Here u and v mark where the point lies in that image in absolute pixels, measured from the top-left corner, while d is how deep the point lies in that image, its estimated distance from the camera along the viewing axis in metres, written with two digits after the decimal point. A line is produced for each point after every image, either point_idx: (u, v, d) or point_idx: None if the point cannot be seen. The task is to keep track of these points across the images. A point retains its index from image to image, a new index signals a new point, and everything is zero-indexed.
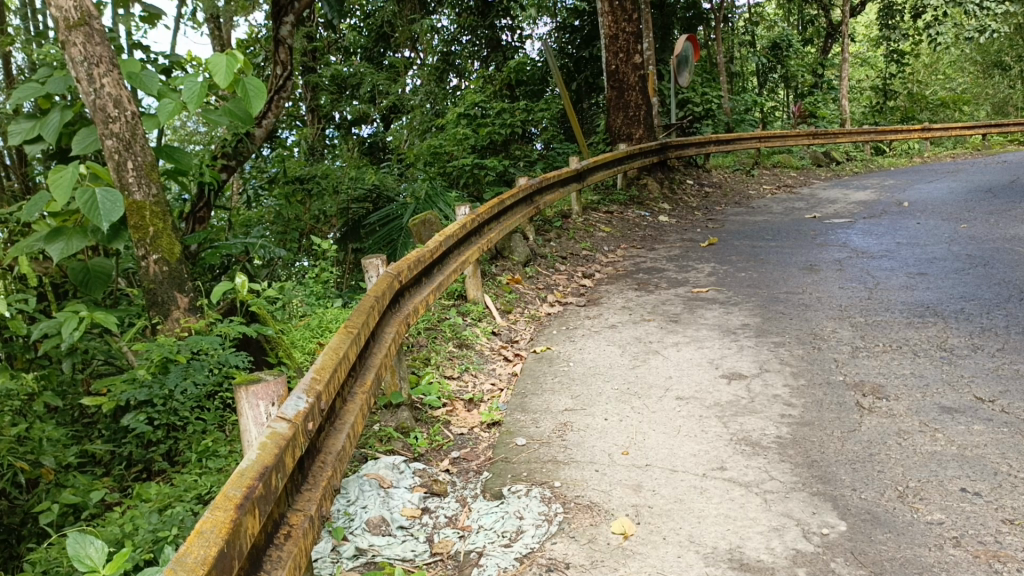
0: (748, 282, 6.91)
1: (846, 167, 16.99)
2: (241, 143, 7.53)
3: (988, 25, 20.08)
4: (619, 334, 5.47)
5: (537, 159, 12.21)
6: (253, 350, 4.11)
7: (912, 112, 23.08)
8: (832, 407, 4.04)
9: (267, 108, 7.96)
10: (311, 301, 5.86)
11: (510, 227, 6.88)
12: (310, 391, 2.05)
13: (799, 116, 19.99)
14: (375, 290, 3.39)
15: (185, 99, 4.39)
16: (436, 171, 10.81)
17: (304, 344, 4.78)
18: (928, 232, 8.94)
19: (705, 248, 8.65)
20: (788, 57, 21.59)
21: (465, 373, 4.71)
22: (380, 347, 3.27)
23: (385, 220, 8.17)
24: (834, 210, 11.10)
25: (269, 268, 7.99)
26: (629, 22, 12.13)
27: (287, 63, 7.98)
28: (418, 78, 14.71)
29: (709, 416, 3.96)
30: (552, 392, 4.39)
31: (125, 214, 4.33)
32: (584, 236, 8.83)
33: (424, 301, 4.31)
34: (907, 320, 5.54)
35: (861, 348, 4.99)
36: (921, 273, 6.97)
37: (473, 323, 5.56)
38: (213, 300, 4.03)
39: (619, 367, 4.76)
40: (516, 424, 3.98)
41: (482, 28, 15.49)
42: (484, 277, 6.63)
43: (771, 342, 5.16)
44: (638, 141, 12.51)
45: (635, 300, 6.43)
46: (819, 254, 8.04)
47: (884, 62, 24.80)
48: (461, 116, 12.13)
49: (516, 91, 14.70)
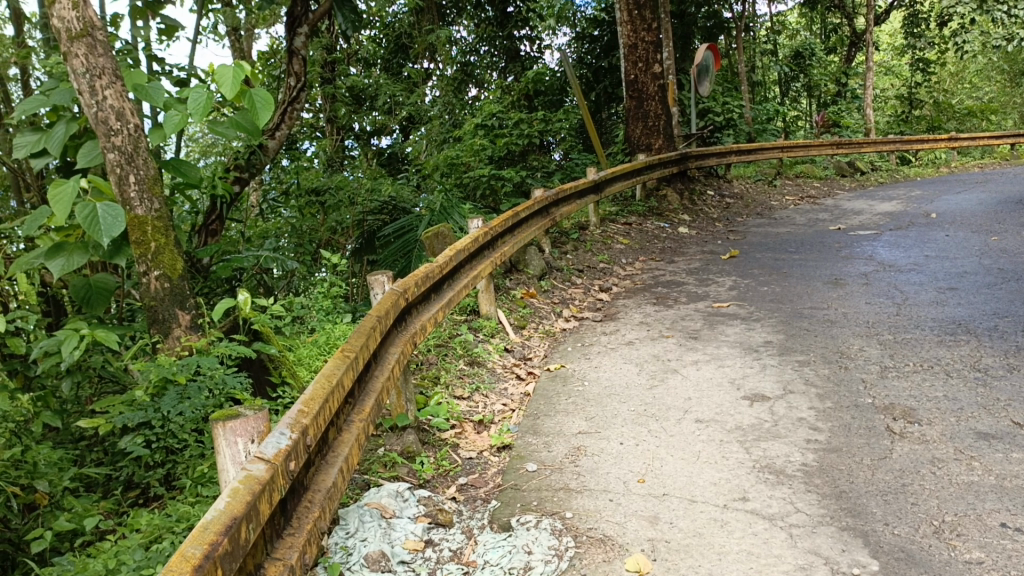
0: (771, 296, 6.71)
1: (870, 177, 16.71)
2: (254, 155, 7.45)
3: (1016, 32, 19.74)
4: (637, 351, 5.29)
5: (554, 170, 12.08)
6: (255, 370, 3.97)
7: (939, 121, 22.75)
8: (861, 431, 3.84)
9: (280, 119, 7.87)
10: (321, 317, 5.73)
11: (525, 239, 6.72)
12: (294, 426, 1.89)
13: (822, 125, 19.73)
14: (379, 309, 3.23)
15: (191, 111, 4.27)
16: (452, 182, 10.71)
17: (311, 362, 4.64)
18: (958, 245, 8.69)
19: (727, 260, 8.45)
20: (811, 66, 21.35)
21: (475, 393, 4.55)
22: (383, 369, 3.11)
23: (399, 233, 8.02)
24: (859, 221, 10.86)
25: (285, 280, 7.92)
26: (648, 31, 11.97)
27: (301, 73, 7.87)
28: (436, 90, 14.69)
29: (731, 441, 3.77)
30: (566, 413, 4.22)
31: (127, 229, 4.21)
32: (602, 248, 8.66)
33: (433, 318, 4.15)
34: (938, 338, 5.32)
35: (890, 368, 4.78)
36: (951, 288, 6.74)
37: (485, 339, 5.40)
38: (215, 318, 3.89)
39: (635, 387, 4.57)
40: (527, 448, 3.82)
41: (500, 38, 15.38)
42: (498, 291, 6.48)
43: (795, 360, 4.96)
44: (658, 151, 12.33)
45: (654, 315, 6.24)
46: (844, 267, 7.81)
47: (909, 71, 24.49)
48: (478, 127, 12.03)
49: (534, 101, 14.59)
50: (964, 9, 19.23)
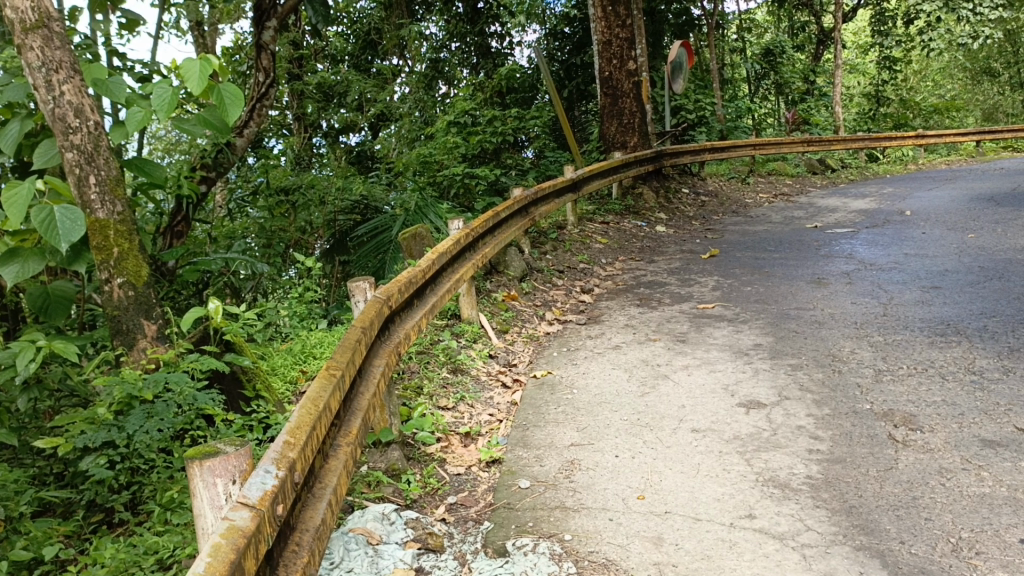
0: (755, 297, 6.59)
1: (841, 174, 16.77)
2: (221, 154, 7.16)
3: (981, 30, 19.98)
4: (624, 356, 5.12)
5: (528, 168, 11.90)
6: (228, 385, 3.73)
7: (906, 118, 22.92)
8: (863, 440, 3.70)
9: (248, 116, 7.56)
10: (294, 323, 5.49)
11: (505, 240, 6.53)
12: (281, 461, 1.70)
13: (793, 122, 19.78)
14: (363, 320, 3.01)
15: (155, 107, 4.01)
16: (425, 181, 10.47)
17: (287, 374, 4.40)
18: (936, 243, 8.66)
19: (706, 259, 8.33)
20: (781, 63, 21.44)
21: (460, 403, 4.35)
22: (368, 385, 2.90)
23: (373, 232, 7.93)
24: (835, 219, 10.82)
25: (254, 282, 7.63)
26: (622, 27, 11.85)
27: (270, 69, 7.57)
28: (406, 86, 14.43)
29: (730, 452, 3.62)
30: (556, 424, 4.03)
31: (87, 233, 3.94)
32: (581, 248, 8.49)
33: (416, 326, 3.93)
34: (929, 339, 5.21)
35: (884, 372, 4.65)
36: (935, 287, 6.67)
37: (467, 345, 5.20)
38: (184, 328, 3.63)
39: (626, 395, 4.40)
40: (518, 463, 3.63)
41: (471, 35, 15.01)
42: (478, 293, 6.27)
43: (787, 365, 4.82)
44: (633, 149, 12.19)
45: (638, 317, 6.08)
46: (825, 266, 7.72)
47: (876, 69, 24.73)
48: (450, 125, 11.87)
49: (506, 98, 14.41)
50: (931, 8, 19.41)
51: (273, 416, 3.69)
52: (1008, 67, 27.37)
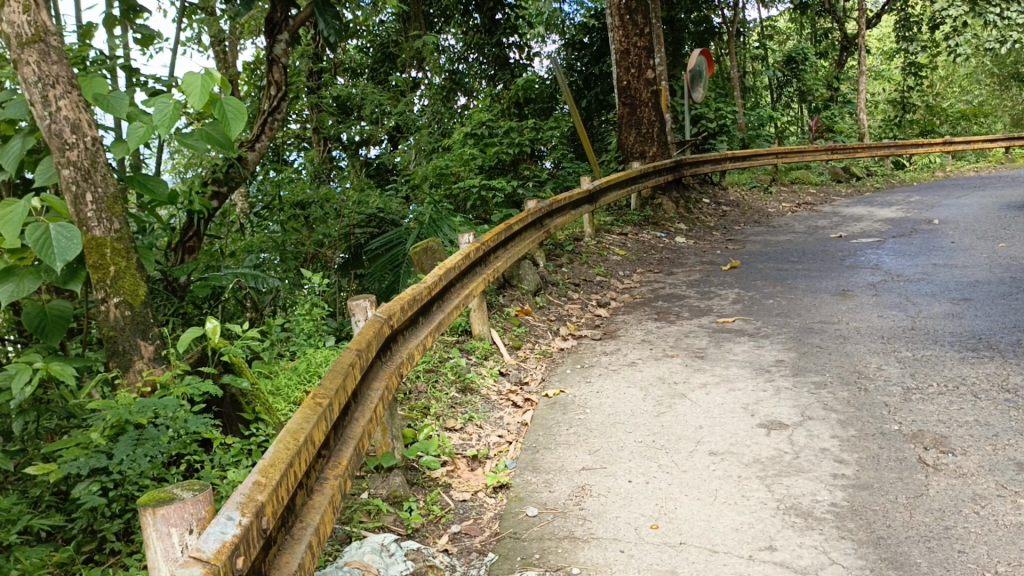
0: (777, 310, 6.39)
1: (866, 182, 16.47)
2: (232, 169, 7.10)
3: (1009, 35, 19.63)
4: (640, 374, 4.94)
5: (546, 179, 11.77)
6: (226, 408, 3.63)
7: (932, 124, 22.55)
8: (891, 464, 3.50)
9: (259, 131, 7.47)
10: (302, 342, 5.37)
11: (519, 253, 6.38)
12: (246, 507, 1.59)
13: (816, 130, 19.49)
14: (360, 341, 2.89)
15: (156, 122, 3.90)
16: (442, 194, 10.35)
17: (290, 396, 4.29)
18: (964, 252, 8.40)
19: (727, 271, 8.13)
20: (804, 71, 21.15)
21: (468, 424, 4.20)
22: (365, 410, 2.77)
23: (388, 246, 7.88)
24: (860, 228, 10.57)
25: (272, 295, 7.59)
26: (641, 36, 11.72)
27: (281, 82, 7.45)
28: (425, 99, 14.37)
29: (749, 477, 3.44)
30: (567, 446, 3.87)
31: (83, 252, 3.84)
32: (598, 260, 8.34)
33: (421, 344, 3.80)
34: (960, 355, 4.99)
35: (913, 390, 4.44)
36: (965, 299, 6.42)
37: (478, 363, 5.05)
38: (181, 348, 3.52)
39: (641, 415, 4.22)
40: (526, 488, 3.48)
41: (488, 46, 15.02)
42: (490, 308, 6.13)
43: (810, 383, 4.61)
44: (652, 159, 12.01)
45: (655, 332, 5.90)
46: (851, 278, 7.49)
47: (901, 75, 24.38)
48: (468, 136, 11.87)
49: (524, 109, 14.31)
50: (958, 13, 19.06)
51: (272, 439, 3.59)
52: None
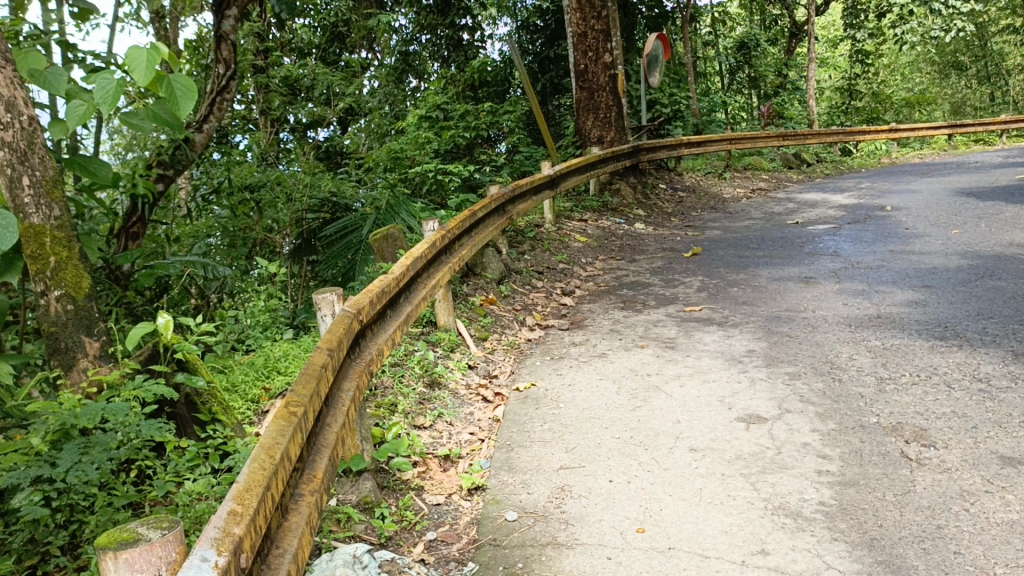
0: (743, 298, 6.33)
1: (816, 169, 16.65)
2: (179, 150, 6.77)
3: (953, 23, 20.02)
4: (612, 365, 4.81)
5: (504, 164, 11.58)
6: (179, 409, 3.39)
7: (878, 111, 22.93)
8: (874, 459, 3.43)
9: (207, 112, 7.11)
10: (258, 336, 5.12)
11: (482, 241, 6.19)
12: (222, 543, 1.40)
13: (768, 116, 19.61)
14: (330, 338, 2.67)
15: (97, 100, 3.60)
16: (397, 177, 10.09)
17: (247, 393, 4.05)
18: (919, 239, 8.48)
19: (689, 258, 8.05)
20: (756, 57, 21.30)
21: (438, 422, 4.02)
22: (336, 414, 2.56)
23: (343, 232, 7.64)
24: (816, 214, 10.62)
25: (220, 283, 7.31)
26: (598, 19, 11.59)
27: (230, 61, 7.04)
28: (376, 80, 14.02)
29: (733, 474, 3.33)
30: (543, 444, 3.72)
31: (20, 240, 3.54)
32: (560, 247, 8.21)
33: (390, 339, 3.59)
34: (929, 344, 4.97)
35: (887, 381, 4.38)
36: (925, 285, 6.45)
37: (444, 356, 4.87)
38: (129, 346, 3.25)
39: (617, 409, 4.09)
40: (503, 490, 3.32)
41: (442, 27, 14.89)
42: (454, 298, 5.93)
43: (784, 373, 4.54)
44: (610, 144, 11.90)
45: (623, 321, 5.78)
46: (812, 265, 7.49)
47: (848, 63, 24.75)
48: (422, 118, 11.62)
49: (479, 92, 14.06)
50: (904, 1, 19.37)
51: (230, 441, 3.37)
52: (974, 61, 29.75)
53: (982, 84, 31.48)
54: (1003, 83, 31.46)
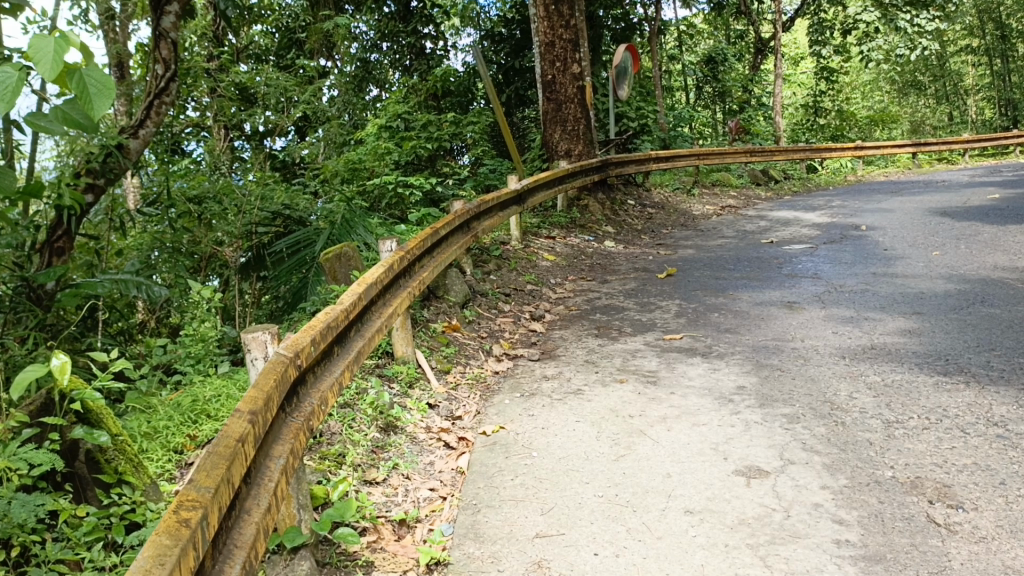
0: (725, 325, 5.88)
1: (784, 186, 16.43)
2: (111, 158, 6.16)
3: (918, 42, 20.04)
4: (589, 404, 4.31)
5: (467, 177, 11.09)
6: (78, 469, 2.80)
7: (843, 129, 22.89)
8: (899, 526, 2.96)
9: (143, 115, 6.47)
10: (191, 369, 4.53)
11: (445, 262, 5.67)
12: None
13: (736, 132, 19.28)
14: (253, 396, 2.12)
15: None
16: (355, 190, 9.53)
17: (168, 441, 3.47)
18: (900, 261, 8.14)
19: (663, 280, 7.62)
20: (724, 72, 21.19)
21: (393, 475, 3.48)
22: (260, 495, 2.01)
23: (294, 247, 7.12)
24: (790, 234, 10.28)
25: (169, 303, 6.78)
26: (566, 28, 11.18)
27: (169, 60, 6.39)
28: (335, 89, 13.36)
29: (738, 546, 2.84)
30: (514, 504, 3.21)
31: None
32: (527, 266, 7.74)
33: (336, 385, 3.04)
34: (933, 380, 4.55)
35: (894, 425, 3.94)
36: (916, 312, 6.07)
37: (401, 394, 4.34)
38: (14, 395, 2.62)
39: (598, 459, 3.60)
40: (469, 567, 2.79)
41: (404, 34, 14.40)
42: (414, 323, 5.39)
43: (780, 416, 4.07)
44: (578, 157, 11.47)
45: (598, 352, 5.28)
46: (793, 288, 7.10)
47: (813, 81, 24.77)
48: (383, 129, 11.23)
49: (442, 102, 13.58)
50: (871, 18, 19.36)
51: (140, 508, 2.79)
52: (932, 80, 30.15)
53: (940, 104, 31.87)
54: (962, 102, 31.93)
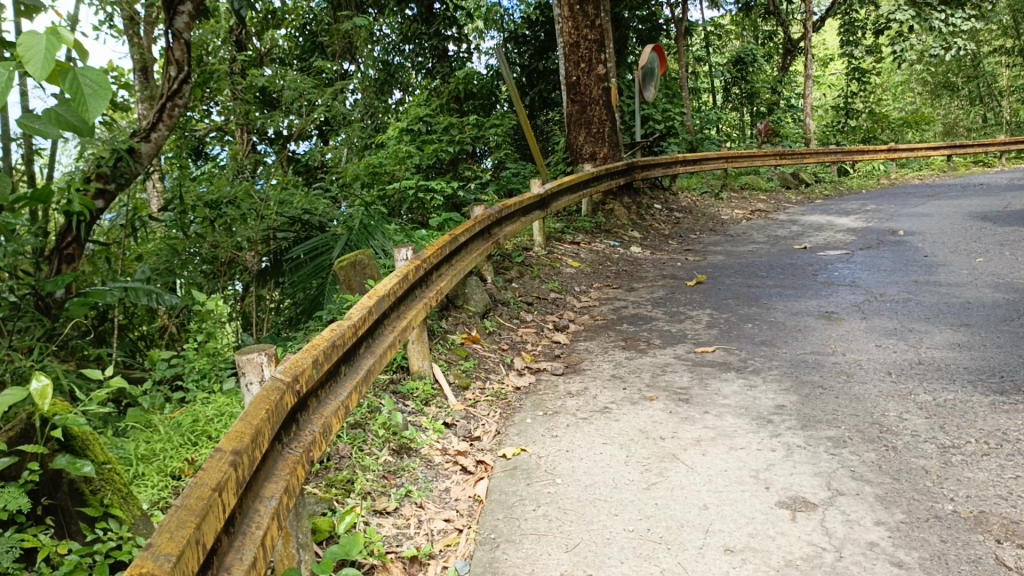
0: (760, 337, 5.57)
1: (815, 189, 16.00)
2: (121, 162, 5.96)
3: (953, 41, 19.50)
4: (616, 424, 4.02)
5: (490, 182, 10.87)
6: (60, 500, 2.57)
7: (875, 130, 22.39)
8: (965, 571, 2.65)
9: (155, 118, 6.27)
10: (195, 385, 4.31)
11: (464, 270, 5.41)
12: None
13: (765, 134, 18.85)
14: (237, 431, 1.87)
15: None
16: (375, 194, 9.32)
17: (164, 465, 3.25)
18: (942, 268, 7.75)
19: (693, 287, 7.31)
20: (753, 73, 20.80)
21: (406, 504, 3.23)
22: (244, 548, 1.76)
23: (311, 253, 6.91)
24: (823, 239, 9.92)
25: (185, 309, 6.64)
26: (592, 28, 10.88)
27: (182, 61, 6.20)
28: (357, 92, 13.19)
29: None
30: (537, 539, 2.93)
31: None
32: (550, 273, 7.48)
33: (341, 409, 2.78)
34: (989, 399, 4.21)
35: (951, 450, 3.61)
36: (964, 323, 5.71)
37: (416, 412, 4.09)
38: None
39: (628, 487, 3.31)
40: None
41: (426, 37, 14.22)
42: (431, 335, 5.14)
43: (825, 439, 3.76)
44: (603, 160, 11.17)
45: (626, 365, 4.99)
46: (830, 297, 6.76)
47: (844, 83, 24.26)
48: (404, 132, 11.00)
49: (465, 104, 13.35)
50: (904, 17, 18.87)
51: (126, 545, 2.55)
52: (965, 81, 29.55)
53: (973, 105, 31.20)
54: (996, 103, 31.15)
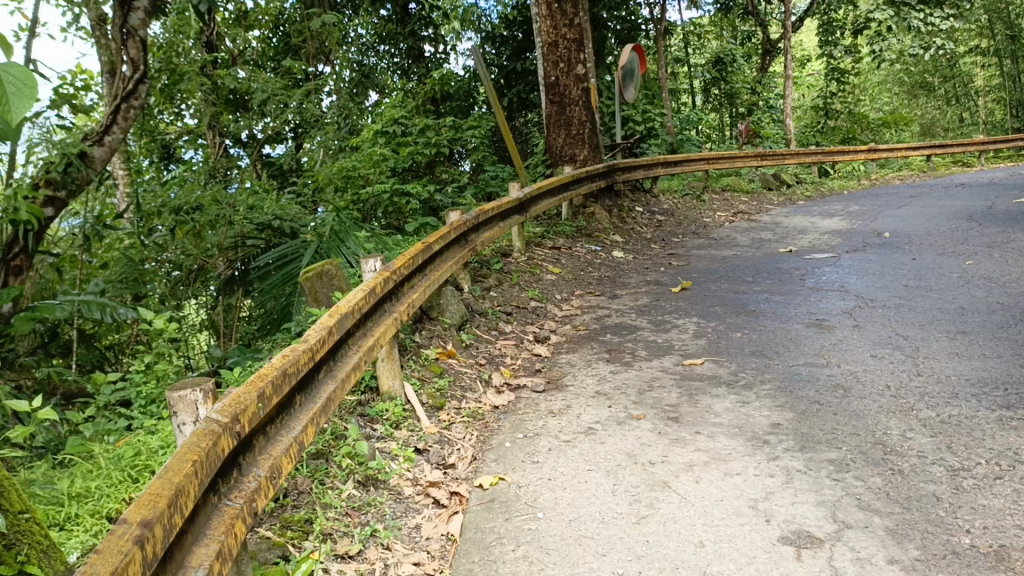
0: (752, 348, 5.30)
1: (796, 190, 15.83)
2: (72, 167, 5.57)
3: (931, 40, 19.41)
4: (602, 447, 3.73)
5: (467, 184, 10.56)
6: None
7: (854, 130, 22.29)
8: None
9: (110, 119, 5.91)
10: (146, 412, 3.96)
11: (438, 280, 5.10)
12: None
13: (747, 134, 18.67)
14: (151, 495, 1.55)
15: None
16: (349, 199, 8.99)
17: (100, 507, 2.92)
18: (933, 271, 7.53)
19: (678, 294, 7.05)
20: (733, 72, 20.81)
21: (371, 544, 2.92)
22: None
23: (280, 262, 6.47)
24: (808, 241, 9.69)
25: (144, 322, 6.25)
26: (570, 27, 10.58)
27: (138, 60, 5.88)
28: (331, 94, 12.83)
29: None
30: None
31: None
32: (530, 281, 7.18)
33: (293, 447, 2.46)
34: (996, 415, 3.95)
35: (961, 473, 3.34)
36: (960, 331, 5.48)
37: (385, 437, 3.77)
38: None
39: (616, 523, 3.02)
40: None
41: (402, 37, 13.89)
42: (403, 350, 4.83)
43: (826, 462, 3.48)
44: (583, 162, 10.89)
45: (611, 380, 4.70)
46: (820, 303, 6.52)
47: (823, 83, 24.20)
48: (379, 134, 10.62)
49: (441, 106, 13.03)
50: (883, 17, 18.76)
51: None
52: (942, 81, 29.57)
53: (950, 105, 31.27)
54: (972, 102, 31.17)
